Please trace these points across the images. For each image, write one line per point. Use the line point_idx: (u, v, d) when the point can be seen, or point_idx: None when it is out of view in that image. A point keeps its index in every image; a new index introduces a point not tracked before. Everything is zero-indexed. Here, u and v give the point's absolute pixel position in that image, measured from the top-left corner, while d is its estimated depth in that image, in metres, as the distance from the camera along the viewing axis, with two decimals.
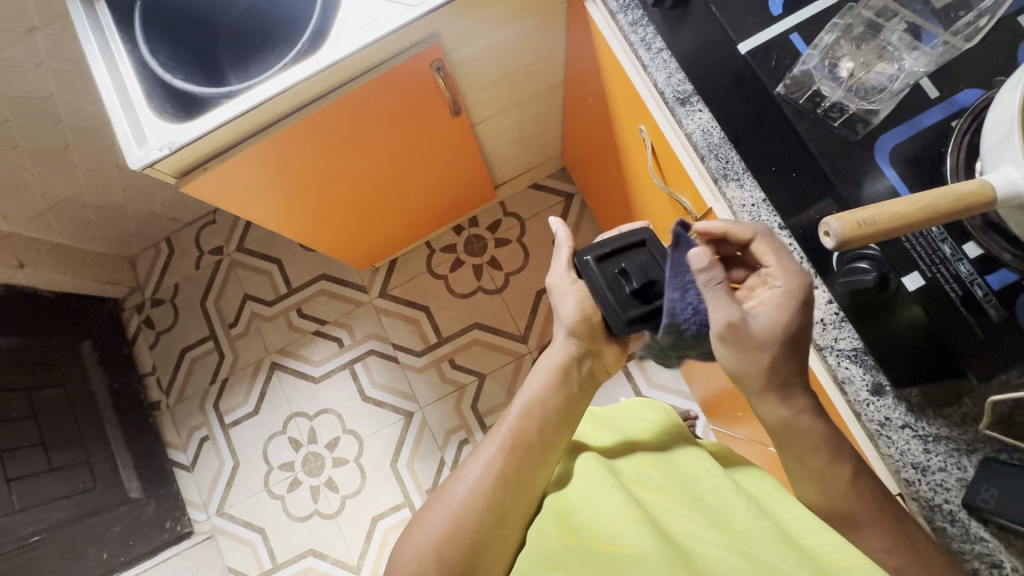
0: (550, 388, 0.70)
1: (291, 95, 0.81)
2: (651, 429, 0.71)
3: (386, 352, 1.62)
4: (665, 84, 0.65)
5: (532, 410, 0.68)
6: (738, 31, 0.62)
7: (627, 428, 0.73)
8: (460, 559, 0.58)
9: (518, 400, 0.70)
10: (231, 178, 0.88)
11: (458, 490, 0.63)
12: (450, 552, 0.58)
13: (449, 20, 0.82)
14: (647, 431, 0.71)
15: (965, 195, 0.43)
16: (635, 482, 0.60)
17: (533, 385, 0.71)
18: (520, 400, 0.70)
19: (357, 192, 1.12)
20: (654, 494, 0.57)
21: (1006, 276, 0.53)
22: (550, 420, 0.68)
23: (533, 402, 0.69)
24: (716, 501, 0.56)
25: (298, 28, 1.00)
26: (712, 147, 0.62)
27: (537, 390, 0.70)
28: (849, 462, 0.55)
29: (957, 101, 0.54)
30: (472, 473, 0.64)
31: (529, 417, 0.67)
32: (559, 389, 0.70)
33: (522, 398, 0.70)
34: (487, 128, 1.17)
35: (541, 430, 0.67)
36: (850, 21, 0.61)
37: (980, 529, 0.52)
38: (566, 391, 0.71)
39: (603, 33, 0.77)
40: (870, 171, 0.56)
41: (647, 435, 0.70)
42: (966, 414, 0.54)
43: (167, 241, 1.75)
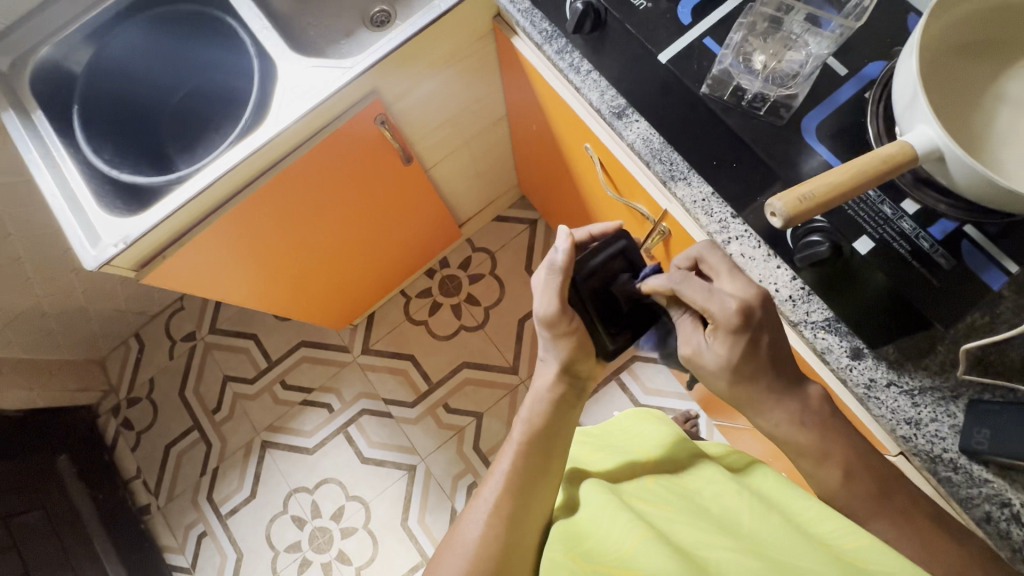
0: (548, 409, 0.68)
1: (241, 171, 0.82)
2: (642, 445, 0.72)
3: (378, 409, 1.59)
4: (600, 102, 0.68)
5: (531, 439, 0.66)
6: (656, 42, 0.66)
7: (622, 447, 0.74)
8: None
9: (515, 428, 0.68)
10: (192, 261, 0.88)
11: (472, 529, 0.62)
12: None
13: (386, 75, 0.85)
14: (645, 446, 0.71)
15: (888, 157, 0.46)
16: (640, 499, 0.60)
17: (528, 406, 0.69)
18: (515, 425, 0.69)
19: (324, 254, 1.13)
20: (662, 505, 0.57)
21: (946, 226, 0.56)
22: (547, 448, 0.66)
23: (534, 426, 0.67)
24: (721, 508, 0.55)
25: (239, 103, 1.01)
26: (655, 153, 0.64)
27: (535, 412, 0.68)
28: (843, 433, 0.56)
29: (866, 74, 0.59)
30: (483, 508, 0.63)
31: (531, 444, 0.66)
32: (557, 407, 0.69)
33: (521, 423, 0.68)
34: (441, 170, 1.20)
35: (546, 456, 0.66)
36: (752, 19, 0.64)
37: (983, 472, 0.54)
38: (564, 409, 0.69)
39: (535, 65, 0.81)
40: (803, 150, 0.59)
41: (641, 451, 0.71)
42: (943, 361, 0.56)
43: (136, 336, 1.70)
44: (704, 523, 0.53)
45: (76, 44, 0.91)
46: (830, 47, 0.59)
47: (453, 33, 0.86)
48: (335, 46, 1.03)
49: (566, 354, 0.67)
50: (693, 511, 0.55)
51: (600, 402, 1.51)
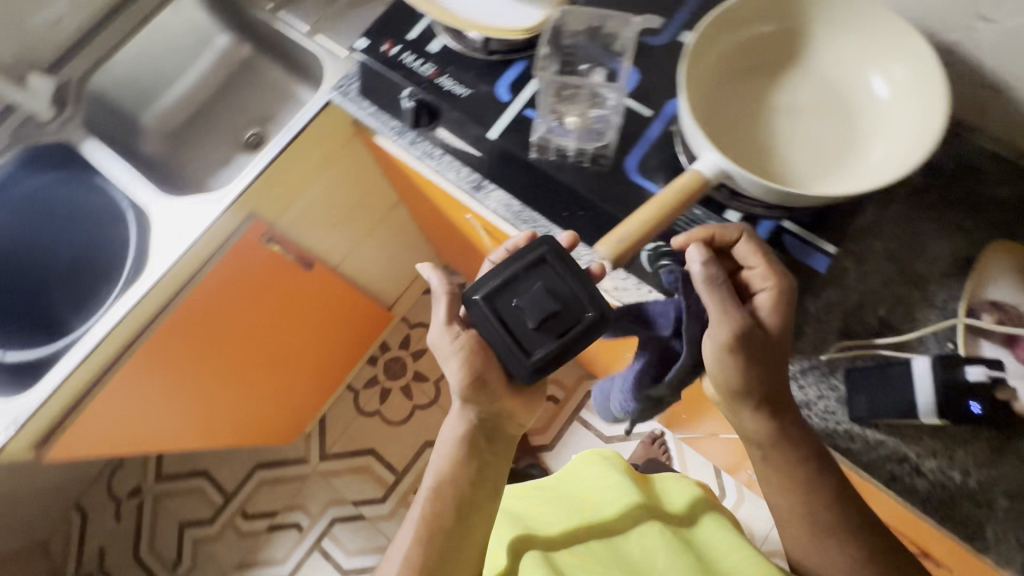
0: (455, 460, 0.64)
1: (128, 323, 0.82)
2: (586, 494, 0.82)
3: (349, 514, 1.52)
4: (458, 179, 0.71)
5: (442, 489, 0.63)
6: (484, 121, 0.67)
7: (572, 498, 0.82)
8: None
9: (428, 475, 0.65)
10: (97, 423, 0.88)
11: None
12: None
13: (259, 198, 0.88)
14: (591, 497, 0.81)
15: (683, 188, 0.53)
16: (574, 551, 0.72)
17: (438, 453, 0.65)
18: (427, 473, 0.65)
19: (245, 374, 1.10)
20: (590, 562, 0.70)
21: (766, 226, 0.65)
22: (461, 495, 0.64)
23: (441, 479, 0.64)
24: (641, 555, 0.70)
25: None
26: (518, 215, 0.68)
27: (444, 463, 0.64)
28: None
29: (667, 111, 0.65)
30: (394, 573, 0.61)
31: (440, 500, 0.63)
32: (466, 455, 0.65)
33: (431, 476, 0.64)
34: (350, 265, 1.22)
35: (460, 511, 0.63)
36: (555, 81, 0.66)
37: (876, 435, 0.61)
38: (475, 457, 0.65)
39: (397, 156, 0.86)
40: (634, 188, 0.63)
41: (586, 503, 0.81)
42: (810, 342, 0.64)
43: (76, 506, 1.58)
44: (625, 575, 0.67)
45: None
46: (634, 95, 0.66)
47: (317, 145, 0.90)
48: (214, 175, 1.05)
49: (467, 382, 0.63)
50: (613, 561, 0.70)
51: (569, 444, 1.52)
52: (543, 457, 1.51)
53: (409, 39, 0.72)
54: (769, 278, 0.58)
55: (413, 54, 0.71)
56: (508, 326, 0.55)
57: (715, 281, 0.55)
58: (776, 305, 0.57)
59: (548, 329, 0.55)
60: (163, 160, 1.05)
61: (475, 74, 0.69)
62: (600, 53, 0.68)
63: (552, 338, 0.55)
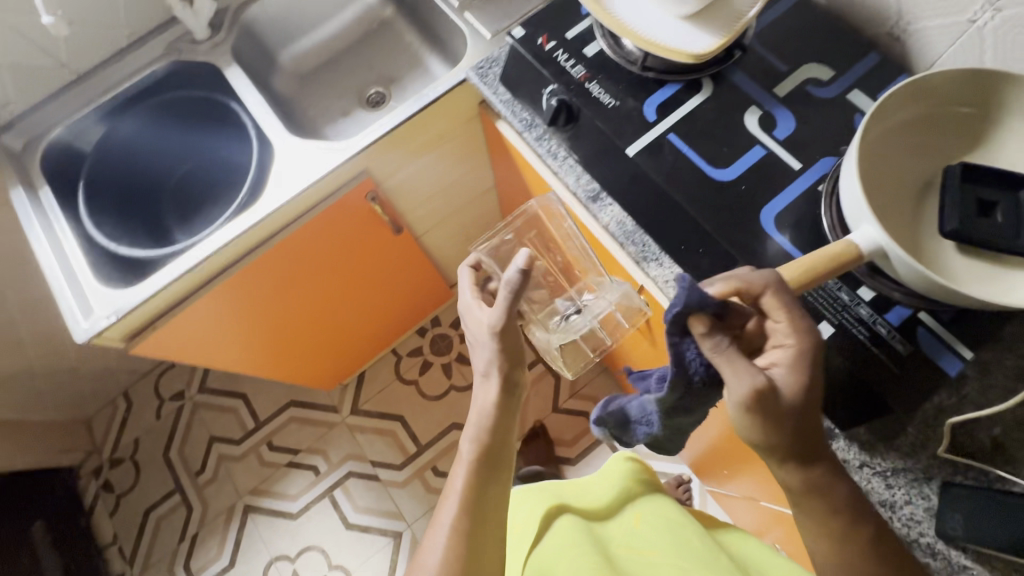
0: (493, 424, 0.65)
1: (232, 248, 0.86)
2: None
3: (366, 472, 1.57)
4: (576, 185, 0.69)
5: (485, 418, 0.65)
6: (623, 136, 0.66)
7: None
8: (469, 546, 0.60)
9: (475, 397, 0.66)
10: (197, 323, 0.91)
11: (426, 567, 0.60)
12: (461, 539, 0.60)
13: (376, 157, 0.90)
14: (556, 546, 0.73)
15: (832, 256, 0.49)
16: (623, 544, 0.74)
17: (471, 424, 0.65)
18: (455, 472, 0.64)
19: (326, 308, 1.12)
20: (656, 557, 0.70)
21: (902, 311, 0.58)
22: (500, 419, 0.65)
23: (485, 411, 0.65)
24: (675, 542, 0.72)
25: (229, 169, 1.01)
26: (627, 234, 0.65)
27: (483, 426, 0.65)
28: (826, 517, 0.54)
29: (818, 168, 0.62)
30: (436, 547, 0.60)
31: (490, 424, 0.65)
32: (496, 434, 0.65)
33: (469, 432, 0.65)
34: (431, 238, 1.22)
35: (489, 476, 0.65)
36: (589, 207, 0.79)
37: (961, 557, 0.55)
38: (507, 420, 0.66)
39: (516, 146, 0.85)
40: (762, 237, 0.60)
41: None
42: (913, 443, 0.57)
43: (124, 395, 1.72)
44: (693, 568, 0.67)
45: (87, 124, 0.96)
46: (784, 144, 0.64)
47: (440, 118, 0.92)
48: (333, 125, 1.09)
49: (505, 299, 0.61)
50: (652, 556, 0.71)
51: (589, 464, 1.50)
52: (563, 470, 1.50)
53: (566, 38, 0.72)
54: (792, 334, 0.48)
55: (567, 54, 0.71)
56: (973, 211, 0.52)
57: (724, 347, 0.48)
58: (795, 362, 0.48)
59: (991, 227, 0.52)
60: (289, 100, 1.10)
61: (625, 87, 0.68)
62: (756, 89, 0.67)
63: (995, 227, 0.52)
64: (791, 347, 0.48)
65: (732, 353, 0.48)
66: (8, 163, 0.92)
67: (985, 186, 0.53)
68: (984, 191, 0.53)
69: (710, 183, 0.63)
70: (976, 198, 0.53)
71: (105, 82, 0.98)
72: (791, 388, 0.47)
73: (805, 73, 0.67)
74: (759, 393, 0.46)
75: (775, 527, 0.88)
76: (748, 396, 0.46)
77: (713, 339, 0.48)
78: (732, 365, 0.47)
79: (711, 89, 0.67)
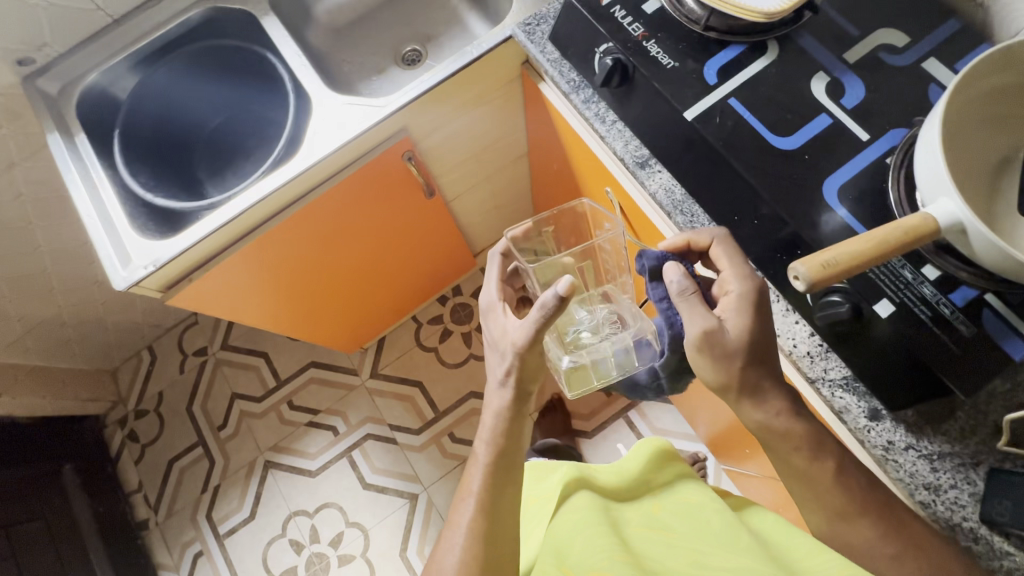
0: (507, 425, 0.64)
1: (269, 203, 0.85)
2: (563, 563, 0.61)
3: (383, 434, 1.59)
4: (624, 152, 0.69)
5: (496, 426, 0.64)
6: (682, 101, 0.64)
7: (543, 559, 0.64)
8: (484, 552, 0.61)
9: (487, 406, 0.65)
10: (231, 279, 0.91)
11: (445, 565, 0.62)
12: (476, 545, 0.61)
13: (415, 116, 0.88)
14: (563, 525, 0.66)
15: (909, 228, 0.47)
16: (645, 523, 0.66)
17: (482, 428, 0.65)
18: (469, 480, 0.65)
19: (355, 270, 1.12)
20: (673, 542, 0.61)
21: (966, 293, 0.55)
22: (512, 428, 0.64)
23: (498, 420, 0.64)
24: (708, 522, 0.62)
25: (271, 135, 1.03)
26: (676, 204, 0.66)
27: (495, 428, 0.64)
28: (872, 497, 0.54)
29: (887, 139, 0.59)
30: (454, 546, 0.62)
31: (502, 433, 0.64)
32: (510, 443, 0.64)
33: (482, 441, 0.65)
34: (460, 204, 1.20)
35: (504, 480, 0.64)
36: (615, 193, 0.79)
37: (1005, 544, 0.54)
38: (520, 427, 0.65)
39: (560, 109, 0.83)
40: (823, 210, 0.58)
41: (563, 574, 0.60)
42: (963, 427, 0.56)
43: (149, 348, 1.74)
44: (711, 551, 0.58)
45: (121, 73, 0.94)
46: (851, 113, 0.61)
47: (482, 77, 0.89)
48: (367, 82, 1.06)
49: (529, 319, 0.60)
50: (670, 542, 0.62)
51: (605, 438, 1.51)
52: (579, 443, 1.51)
53: None
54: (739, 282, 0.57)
55: (625, 11, 0.68)
56: None
57: (689, 293, 0.57)
58: (740, 307, 0.56)
59: None
60: (323, 53, 1.07)
61: (685, 48, 0.66)
62: (824, 54, 0.63)
63: None
64: (735, 292, 0.56)
65: (695, 297, 0.57)
66: (44, 107, 0.91)
67: None
68: None
69: (770, 151, 0.61)
70: None
71: (139, 27, 0.95)
72: (737, 330, 0.55)
73: (879, 38, 0.63)
74: (708, 332, 0.55)
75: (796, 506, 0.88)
76: (700, 335, 0.56)
77: (676, 283, 0.58)
78: (688, 307, 0.57)
79: (776, 52, 0.64)
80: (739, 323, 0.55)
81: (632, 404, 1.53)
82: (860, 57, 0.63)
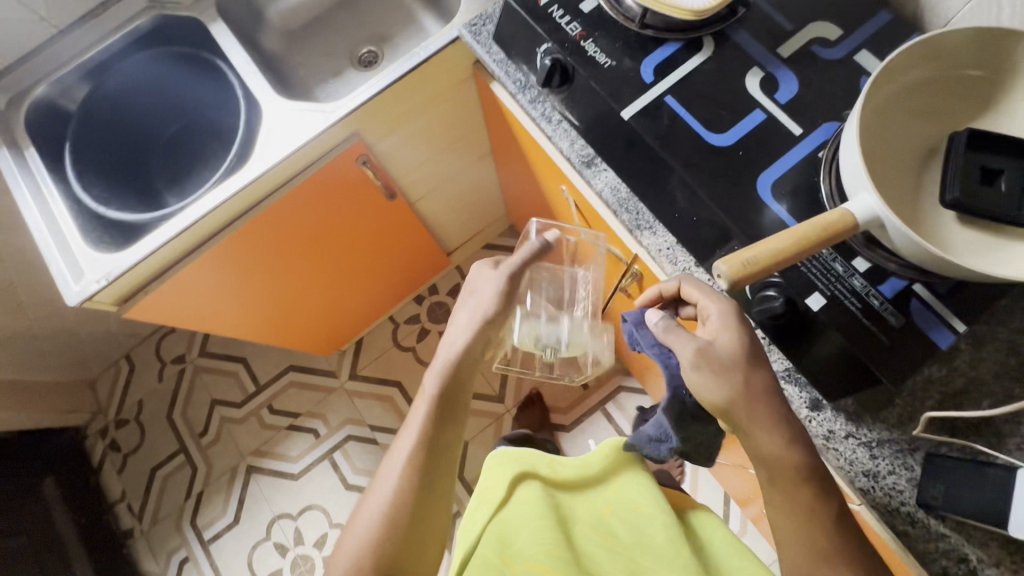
0: (455, 362, 0.66)
1: (222, 212, 0.85)
2: (505, 553, 0.63)
3: (364, 435, 1.60)
4: (570, 151, 0.66)
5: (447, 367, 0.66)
6: (619, 99, 0.65)
7: (484, 545, 0.65)
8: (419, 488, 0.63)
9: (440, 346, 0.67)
10: (187, 288, 0.90)
11: (374, 498, 0.63)
12: (412, 483, 0.63)
13: (368, 120, 0.88)
14: (512, 516, 0.67)
15: (830, 224, 0.47)
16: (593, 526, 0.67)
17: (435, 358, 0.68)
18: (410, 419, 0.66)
19: (320, 273, 1.11)
20: (615, 551, 0.64)
21: (895, 284, 0.57)
22: (461, 372, 0.66)
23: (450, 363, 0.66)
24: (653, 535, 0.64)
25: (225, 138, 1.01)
26: (621, 202, 0.63)
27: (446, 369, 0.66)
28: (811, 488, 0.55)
29: (820, 134, 0.60)
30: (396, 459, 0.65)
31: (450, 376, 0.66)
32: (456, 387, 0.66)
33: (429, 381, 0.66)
34: (426, 205, 1.20)
35: (448, 414, 0.67)
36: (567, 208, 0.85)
37: (940, 526, 0.55)
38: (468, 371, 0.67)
39: (510, 108, 0.83)
40: (758, 206, 0.59)
41: (502, 562, 0.62)
42: (902, 414, 0.57)
43: (126, 357, 1.74)
44: (652, 566, 0.61)
45: (71, 83, 0.93)
46: (785, 108, 0.61)
47: (433, 78, 0.89)
48: (324, 86, 1.05)
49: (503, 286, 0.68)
50: (613, 549, 0.64)
51: (584, 431, 1.52)
52: (558, 437, 1.52)
53: None
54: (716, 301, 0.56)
55: (562, 10, 0.69)
56: (976, 180, 0.51)
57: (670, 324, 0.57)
58: (725, 321, 0.54)
59: (992, 198, 0.50)
60: (278, 58, 1.06)
61: (622, 46, 0.66)
62: (759, 49, 0.64)
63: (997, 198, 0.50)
64: (716, 312, 0.55)
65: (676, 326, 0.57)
66: None
67: (994, 153, 0.51)
68: (991, 158, 0.51)
69: (706, 148, 0.61)
70: (981, 166, 0.51)
71: (87, 37, 0.94)
72: (730, 343, 0.54)
73: (812, 32, 0.63)
74: (702, 351, 0.54)
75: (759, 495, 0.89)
76: (697, 359, 0.54)
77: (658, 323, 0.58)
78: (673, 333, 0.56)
79: (711, 49, 0.64)
80: (729, 337, 0.54)
81: (609, 396, 1.55)
82: (793, 51, 0.63)
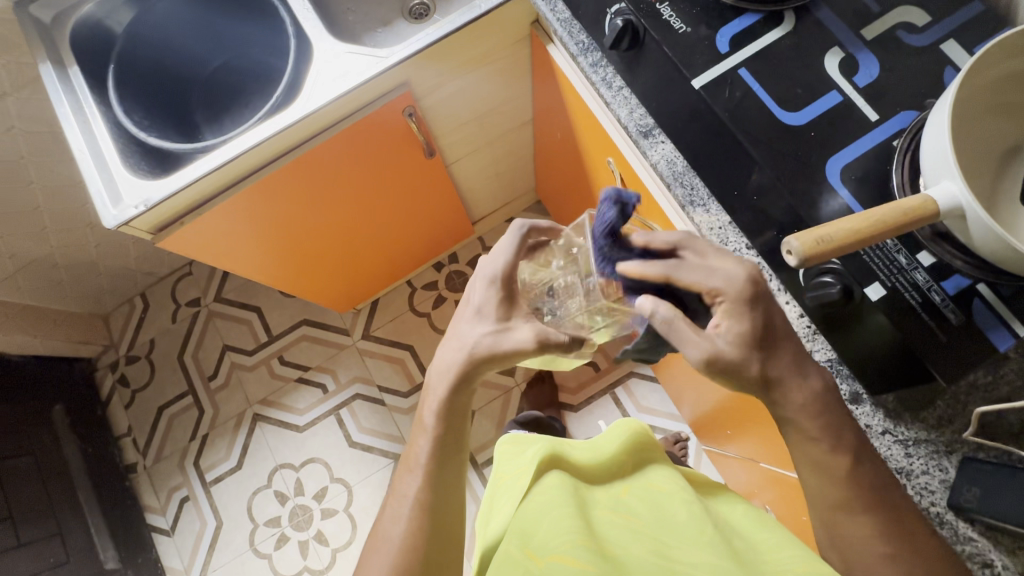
0: (450, 398, 0.64)
1: (266, 148, 0.83)
2: (528, 547, 0.62)
3: (372, 396, 1.61)
4: (629, 119, 0.65)
5: (440, 422, 0.65)
6: (691, 67, 0.63)
7: (508, 539, 0.64)
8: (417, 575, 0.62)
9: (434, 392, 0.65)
10: (210, 228, 0.88)
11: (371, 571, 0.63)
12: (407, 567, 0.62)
13: (419, 70, 0.86)
14: (535, 503, 0.67)
15: (910, 209, 0.46)
16: (609, 508, 0.67)
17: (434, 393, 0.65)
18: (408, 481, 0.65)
19: (347, 228, 1.10)
20: (637, 529, 0.62)
21: (959, 281, 0.56)
22: (457, 429, 0.65)
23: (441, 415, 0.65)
24: (673, 515, 0.63)
25: (269, 78, 1.01)
26: (677, 175, 0.62)
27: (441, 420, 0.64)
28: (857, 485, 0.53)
29: (895, 122, 0.58)
30: (397, 518, 0.64)
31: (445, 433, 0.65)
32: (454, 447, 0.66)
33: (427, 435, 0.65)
34: (461, 168, 1.18)
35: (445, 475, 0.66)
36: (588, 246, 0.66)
37: (968, 530, 0.54)
38: (460, 425, 0.66)
39: (566, 71, 0.81)
40: (826, 190, 0.57)
41: (527, 557, 0.60)
42: (941, 415, 0.56)
43: (141, 295, 1.74)
44: (677, 544, 0.58)
45: (117, 5, 0.93)
46: (863, 92, 0.59)
47: (489, 36, 0.87)
48: (373, 34, 1.03)
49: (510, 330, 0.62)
50: (635, 529, 0.62)
51: (591, 413, 1.53)
52: (565, 416, 1.53)
53: None
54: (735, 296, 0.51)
55: None
56: None
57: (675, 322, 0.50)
58: (737, 311, 0.50)
59: None
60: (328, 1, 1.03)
61: (699, 13, 0.64)
62: (841, 28, 0.62)
63: None
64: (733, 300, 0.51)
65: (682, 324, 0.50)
66: (34, 34, 0.88)
67: None
68: None
69: (778, 126, 0.59)
70: None
71: None
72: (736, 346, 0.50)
73: (898, 16, 0.61)
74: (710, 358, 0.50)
75: (772, 488, 0.90)
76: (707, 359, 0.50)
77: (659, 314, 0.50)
78: (736, 324, 0.50)
79: (792, 24, 0.62)
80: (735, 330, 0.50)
81: (619, 381, 1.55)
82: (877, 33, 0.61)
